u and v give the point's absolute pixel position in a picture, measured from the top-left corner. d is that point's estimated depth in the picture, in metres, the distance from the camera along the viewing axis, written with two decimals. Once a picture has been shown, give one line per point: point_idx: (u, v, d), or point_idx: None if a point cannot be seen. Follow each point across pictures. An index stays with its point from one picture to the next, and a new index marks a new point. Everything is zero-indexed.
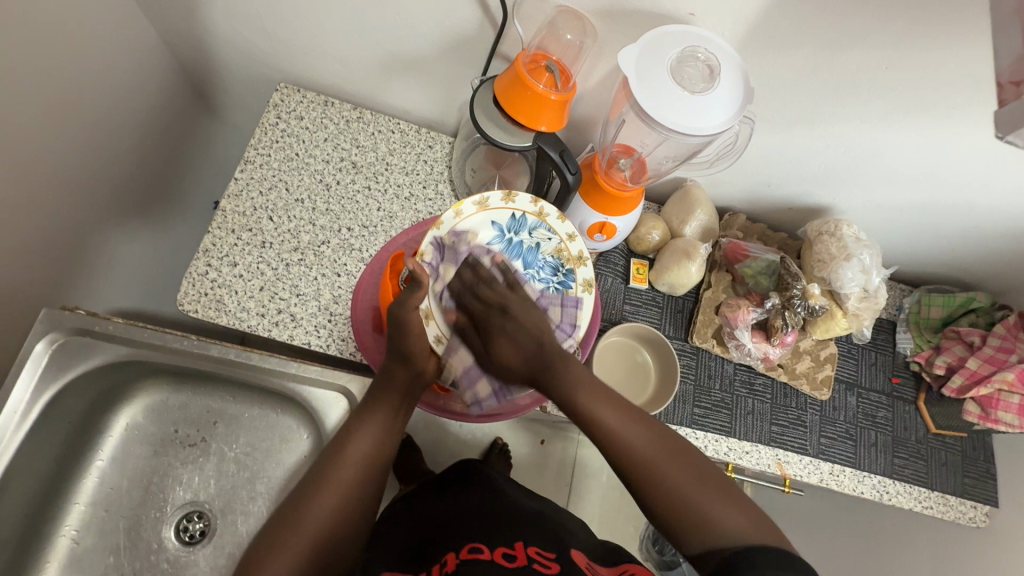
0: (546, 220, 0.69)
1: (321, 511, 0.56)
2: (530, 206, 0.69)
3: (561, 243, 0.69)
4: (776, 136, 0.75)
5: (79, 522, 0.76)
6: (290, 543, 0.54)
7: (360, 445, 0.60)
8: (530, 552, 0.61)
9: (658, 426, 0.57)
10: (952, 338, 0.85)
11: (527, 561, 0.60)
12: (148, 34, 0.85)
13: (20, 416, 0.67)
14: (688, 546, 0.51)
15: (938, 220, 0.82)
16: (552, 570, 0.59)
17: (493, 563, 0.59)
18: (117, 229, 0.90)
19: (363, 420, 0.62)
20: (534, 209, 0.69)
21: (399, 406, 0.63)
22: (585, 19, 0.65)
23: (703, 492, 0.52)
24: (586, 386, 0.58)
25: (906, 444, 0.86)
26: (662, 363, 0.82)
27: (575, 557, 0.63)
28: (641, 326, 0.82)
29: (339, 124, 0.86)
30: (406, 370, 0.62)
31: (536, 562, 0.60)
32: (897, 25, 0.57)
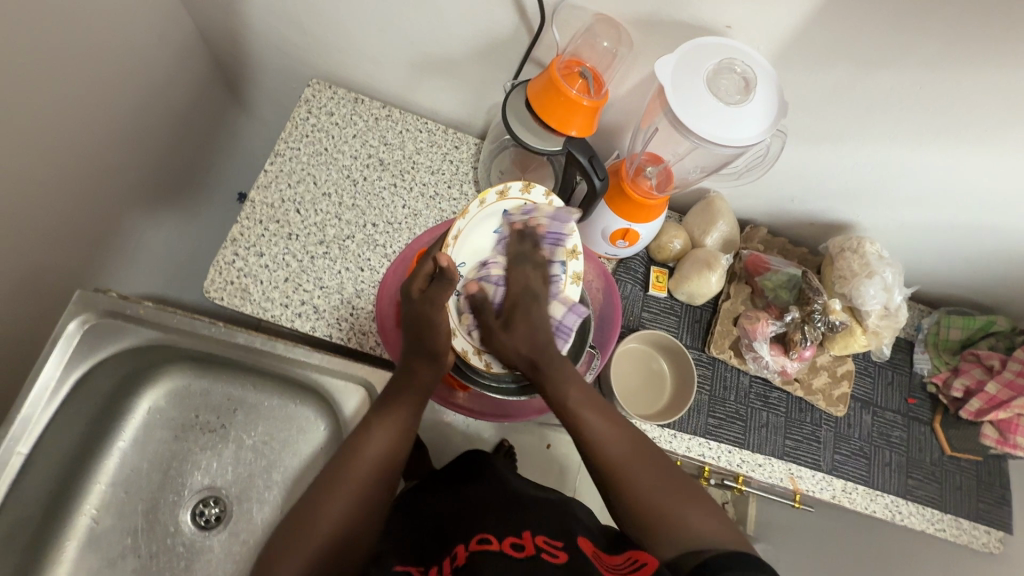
0: (553, 213, 0.67)
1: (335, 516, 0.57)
2: (542, 200, 0.67)
3: (559, 236, 0.68)
4: (804, 152, 0.75)
5: (99, 501, 0.77)
6: (306, 541, 0.56)
7: (379, 447, 0.61)
8: (538, 542, 0.61)
9: (634, 432, 0.60)
10: (971, 361, 0.85)
11: (534, 551, 0.59)
12: (186, 26, 0.87)
13: (50, 393, 0.68)
14: (659, 546, 0.53)
15: (960, 241, 0.82)
16: (560, 559, 0.58)
17: (502, 553, 0.59)
18: (146, 216, 0.92)
19: (382, 422, 0.63)
20: (545, 202, 0.67)
21: (416, 410, 0.64)
22: (622, 28, 0.66)
23: (684, 501, 0.55)
24: (576, 387, 0.60)
25: (920, 465, 0.85)
26: (678, 367, 0.82)
27: (582, 545, 0.62)
28: (654, 333, 0.83)
29: (368, 121, 0.88)
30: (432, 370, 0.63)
31: (544, 552, 0.59)
32: (933, 46, 0.57)
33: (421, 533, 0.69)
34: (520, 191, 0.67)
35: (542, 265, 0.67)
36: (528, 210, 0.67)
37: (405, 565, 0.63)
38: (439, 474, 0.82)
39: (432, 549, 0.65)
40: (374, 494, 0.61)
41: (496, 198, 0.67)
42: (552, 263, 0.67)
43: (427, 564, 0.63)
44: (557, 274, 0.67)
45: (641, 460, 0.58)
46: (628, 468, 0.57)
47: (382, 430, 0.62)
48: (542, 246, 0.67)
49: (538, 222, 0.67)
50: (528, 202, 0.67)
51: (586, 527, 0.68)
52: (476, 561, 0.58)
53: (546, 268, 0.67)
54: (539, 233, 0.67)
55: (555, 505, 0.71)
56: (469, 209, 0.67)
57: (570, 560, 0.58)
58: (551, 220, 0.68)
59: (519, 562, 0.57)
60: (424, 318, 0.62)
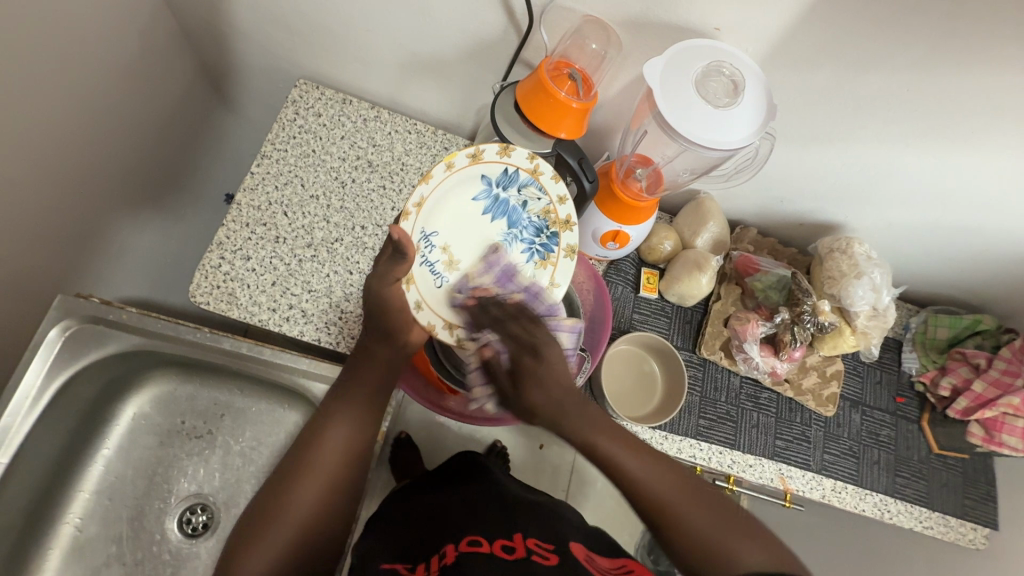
0: (539, 178, 0.64)
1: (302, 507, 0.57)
2: (525, 163, 0.64)
3: (549, 205, 0.65)
4: (793, 153, 0.75)
5: (83, 510, 0.76)
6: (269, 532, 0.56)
7: (338, 436, 0.61)
8: (530, 544, 0.61)
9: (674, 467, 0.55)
10: (958, 359, 0.86)
11: (526, 553, 0.59)
12: (169, 26, 0.85)
13: (31, 402, 0.67)
14: None
15: (948, 242, 0.82)
16: (551, 562, 0.58)
17: (492, 554, 0.58)
18: (129, 218, 0.90)
19: (342, 409, 0.62)
20: (528, 166, 0.64)
21: (374, 392, 0.64)
22: (610, 30, 0.65)
23: (729, 531, 0.50)
24: (605, 433, 0.55)
25: (908, 464, 0.86)
26: (656, 351, 0.84)
27: (574, 548, 0.62)
28: (627, 335, 0.84)
29: (357, 122, 0.87)
30: (387, 347, 0.64)
31: (535, 554, 0.59)
32: (920, 47, 0.57)
33: (412, 533, 0.68)
34: (497, 154, 0.64)
35: (527, 234, 0.65)
36: (508, 173, 0.65)
37: (392, 565, 0.62)
38: (429, 478, 0.82)
39: (420, 548, 0.64)
40: (343, 479, 0.60)
41: (469, 160, 0.64)
42: (541, 233, 0.65)
43: (414, 561, 0.62)
44: (548, 246, 0.64)
45: (680, 493, 0.52)
46: (669, 505, 0.51)
47: (341, 418, 0.61)
48: (529, 214, 0.65)
49: (524, 188, 0.65)
50: (507, 164, 0.64)
51: (576, 530, 0.68)
52: (466, 562, 0.57)
53: (535, 238, 0.65)
54: (527, 200, 0.65)
55: (547, 510, 0.71)
56: (436, 172, 0.63)
57: (561, 563, 0.58)
58: (536, 184, 0.64)
59: (510, 563, 0.57)
60: (376, 294, 0.61)
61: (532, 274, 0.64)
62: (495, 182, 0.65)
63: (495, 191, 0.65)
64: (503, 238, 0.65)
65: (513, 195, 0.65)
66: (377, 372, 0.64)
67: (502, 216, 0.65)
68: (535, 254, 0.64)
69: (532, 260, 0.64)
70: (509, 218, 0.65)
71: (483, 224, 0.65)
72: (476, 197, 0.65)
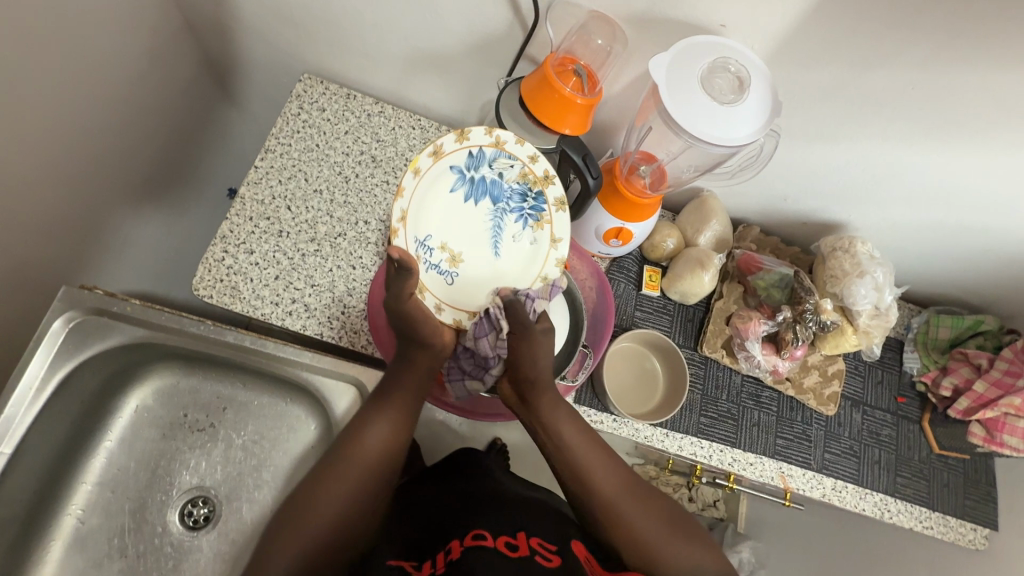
0: (504, 147, 0.64)
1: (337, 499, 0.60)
2: (485, 138, 0.64)
3: (524, 167, 0.64)
4: (797, 151, 0.75)
5: (86, 502, 0.76)
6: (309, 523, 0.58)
7: (378, 436, 0.63)
8: (533, 543, 0.61)
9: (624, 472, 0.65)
10: (958, 360, 0.86)
11: (528, 552, 0.59)
12: (174, 20, 0.86)
13: (34, 394, 0.67)
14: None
15: (952, 242, 0.82)
16: (553, 564, 0.58)
17: (496, 550, 0.59)
18: (132, 211, 0.90)
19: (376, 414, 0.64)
20: (490, 140, 0.64)
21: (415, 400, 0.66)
22: (616, 26, 0.65)
23: (677, 537, 0.61)
24: (570, 430, 0.65)
25: (908, 463, 0.86)
26: (653, 345, 0.84)
27: (575, 548, 0.63)
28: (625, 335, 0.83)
29: (361, 117, 0.87)
30: (428, 356, 0.65)
31: (538, 554, 0.59)
32: (927, 44, 0.57)
33: (415, 529, 0.68)
34: (456, 140, 0.64)
35: (515, 203, 0.66)
36: (474, 155, 0.65)
37: (397, 561, 0.62)
38: (429, 473, 0.82)
39: (424, 544, 0.64)
40: (374, 481, 0.63)
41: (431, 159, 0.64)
42: (527, 197, 0.65)
43: (419, 557, 0.62)
44: (537, 208, 0.65)
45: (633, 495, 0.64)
46: (622, 507, 0.62)
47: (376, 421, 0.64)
48: (509, 184, 0.65)
49: (494, 162, 0.65)
50: (469, 147, 0.64)
51: (579, 531, 0.69)
52: (472, 559, 0.57)
53: (523, 204, 0.65)
54: (501, 171, 0.65)
55: (549, 508, 0.71)
56: (405, 184, 0.64)
57: (563, 564, 0.58)
58: (505, 154, 0.64)
59: (514, 561, 0.57)
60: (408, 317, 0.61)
61: (533, 238, 0.66)
62: (465, 168, 0.65)
63: (467, 176, 0.65)
64: (492, 218, 0.66)
65: (485, 172, 0.65)
66: (417, 380, 0.66)
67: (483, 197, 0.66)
68: (529, 219, 0.65)
69: (527, 225, 0.65)
70: (490, 195, 0.66)
71: (466, 209, 0.66)
72: (452, 189, 0.66)
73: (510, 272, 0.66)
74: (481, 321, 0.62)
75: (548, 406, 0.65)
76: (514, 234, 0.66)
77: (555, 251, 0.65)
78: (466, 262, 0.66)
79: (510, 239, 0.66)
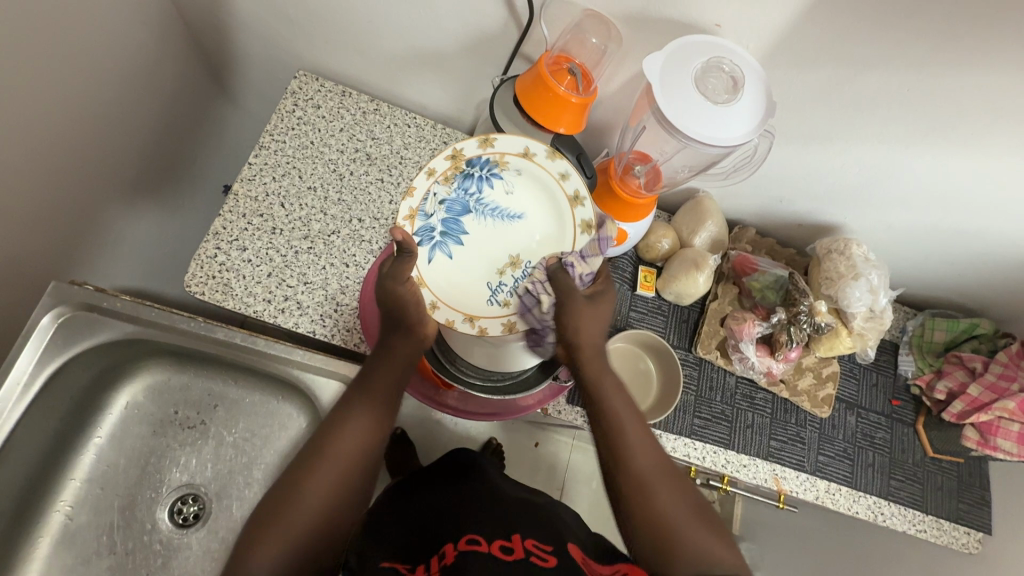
0: (415, 199, 0.61)
1: (316, 496, 0.55)
2: (405, 220, 0.60)
3: (435, 175, 0.62)
4: (793, 152, 0.75)
5: (74, 498, 0.75)
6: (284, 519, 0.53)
7: (356, 435, 0.58)
8: (528, 545, 0.61)
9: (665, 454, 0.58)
10: (954, 363, 0.86)
11: (524, 554, 0.59)
12: (169, 15, 0.85)
13: (22, 389, 0.67)
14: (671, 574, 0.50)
15: (948, 245, 0.82)
16: (549, 564, 0.58)
17: (491, 554, 0.58)
18: (125, 207, 0.90)
19: (356, 406, 0.60)
20: (406, 215, 0.61)
21: (393, 397, 0.62)
22: (611, 25, 0.65)
23: (703, 524, 0.53)
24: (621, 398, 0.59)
25: (902, 467, 0.86)
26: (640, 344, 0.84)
27: (571, 550, 0.63)
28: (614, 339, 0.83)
29: (356, 114, 0.86)
30: (408, 343, 0.62)
31: (533, 555, 0.59)
32: (921, 46, 0.57)
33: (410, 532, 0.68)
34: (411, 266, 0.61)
35: (471, 185, 0.63)
36: (418, 229, 0.61)
37: (392, 564, 0.62)
38: (421, 474, 0.82)
39: (418, 547, 0.64)
40: (358, 476, 0.58)
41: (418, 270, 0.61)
42: (472, 173, 0.63)
43: (414, 561, 0.62)
44: (481, 163, 0.63)
45: (666, 476, 0.56)
46: (652, 484, 0.54)
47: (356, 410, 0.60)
48: (450, 193, 0.62)
49: (427, 211, 0.62)
50: (411, 231, 0.61)
51: (575, 535, 0.69)
52: (466, 562, 0.56)
53: (476, 177, 0.63)
54: (439, 201, 0.62)
55: (544, 512, 0.71)
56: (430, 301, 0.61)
57: (558, 565, 0.58)
58: (423, 198, 0.61)
59: (510, 563, 0.57)
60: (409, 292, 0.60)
61: (512, 173, 0.64)
62: (426, 236, 0.62)
63: (434, 237, 0.62)
64: (484, 212, 0.63)
65: (432, 219, 0.62)
66: (395, 373, 0.62)
67: (461, 223, 0.62)
68: (490, 171, 0.64)
69: (496, 175, 0.64)
70: (457, 210, 0.63)
71: (481, 237, 0.63)
72: (446, 251, 0.62)
73: (549, 206, 0.64)
74: (525, 295, 0.61)
75: (602, 372, 0.59)
76: (507, 190, 0.64)
77: (541, 156, 0.63)
78: (523, 256, 0.63)
79: (504, 195, 0.64)
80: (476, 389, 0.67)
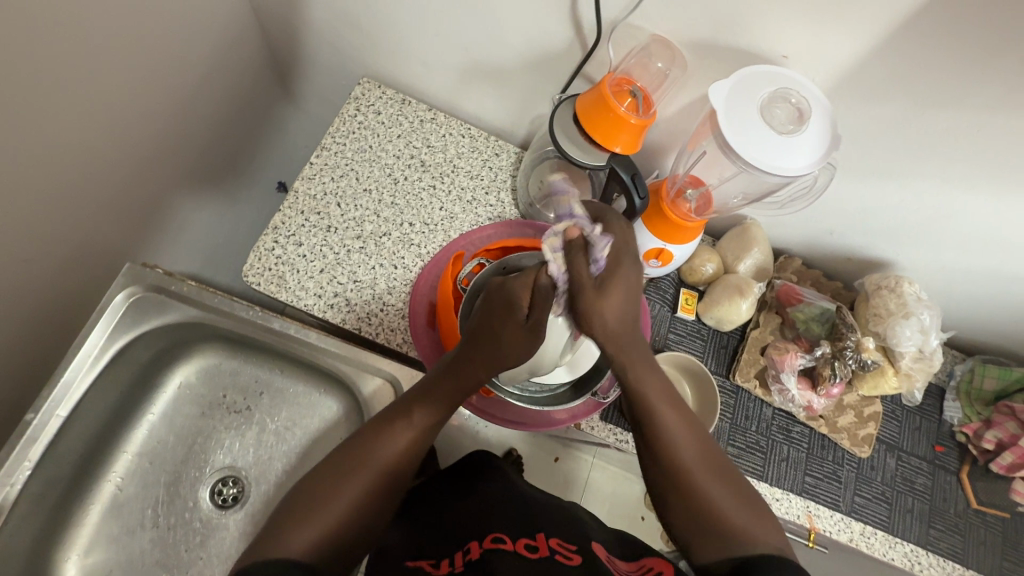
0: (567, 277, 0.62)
1: (349, 495, 0.55)
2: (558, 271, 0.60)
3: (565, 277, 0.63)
4: (849, 187, 0.75)
5: (125, 470, 0.79)
6: (316, 513, 0.54)
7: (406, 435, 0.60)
8: (553, 544, 0.61)
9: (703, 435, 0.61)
10: (1005, 414, 0.83)
11: (549, 552, 0.59)
12: (248, 20, 0.90)
13: (92, 360, 0.71)
14: (704, 557, 0.53)
15: (1005, 290, 0.80)
16: (574, 561, 0.58)
17: (515, 552, 0.59)
18: (190, 195, 0.95)
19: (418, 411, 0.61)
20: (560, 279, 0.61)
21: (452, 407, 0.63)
22: (676, 50, 0.66)
23: (740, 507, 0.55)
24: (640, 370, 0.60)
25: (943, 516, 0.83)
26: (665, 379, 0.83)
27: (596, 550, 0.62)
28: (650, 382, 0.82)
29: (414, 122, 0.90)
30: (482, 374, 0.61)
31: (558, 554, 0.59)
32: (995, 88, 0.56)
33: (436, 523, 0.69)
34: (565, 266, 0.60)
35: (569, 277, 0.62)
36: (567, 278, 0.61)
37: (416, 563, 0.63)
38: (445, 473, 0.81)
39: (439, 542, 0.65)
40: (395, 478, 0.59)
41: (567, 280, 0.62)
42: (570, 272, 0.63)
43: (437, 556, 0.62)
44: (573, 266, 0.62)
45: (700, 459, 0.58)
46: (687, 468, 0.57)
47: (419, 411, 0.61)
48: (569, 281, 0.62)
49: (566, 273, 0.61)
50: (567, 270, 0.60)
51: (601, 537, 0.68)
52: (489, 558, 0.58)
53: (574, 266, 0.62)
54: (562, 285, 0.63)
55: (564, 511, 0.71)
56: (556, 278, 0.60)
57: (584, 563, 0.58)
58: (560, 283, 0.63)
59: (532, 562, 0.57)
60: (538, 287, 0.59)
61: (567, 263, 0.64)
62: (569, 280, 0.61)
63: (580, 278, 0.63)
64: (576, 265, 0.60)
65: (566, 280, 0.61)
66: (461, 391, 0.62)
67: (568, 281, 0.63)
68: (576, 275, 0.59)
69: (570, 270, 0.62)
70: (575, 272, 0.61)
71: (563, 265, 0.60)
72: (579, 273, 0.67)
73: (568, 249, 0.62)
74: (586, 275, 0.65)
75: (642, 368, 0.60)
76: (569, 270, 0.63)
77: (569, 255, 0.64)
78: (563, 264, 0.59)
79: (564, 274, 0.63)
80: (535, 403, 0.71)
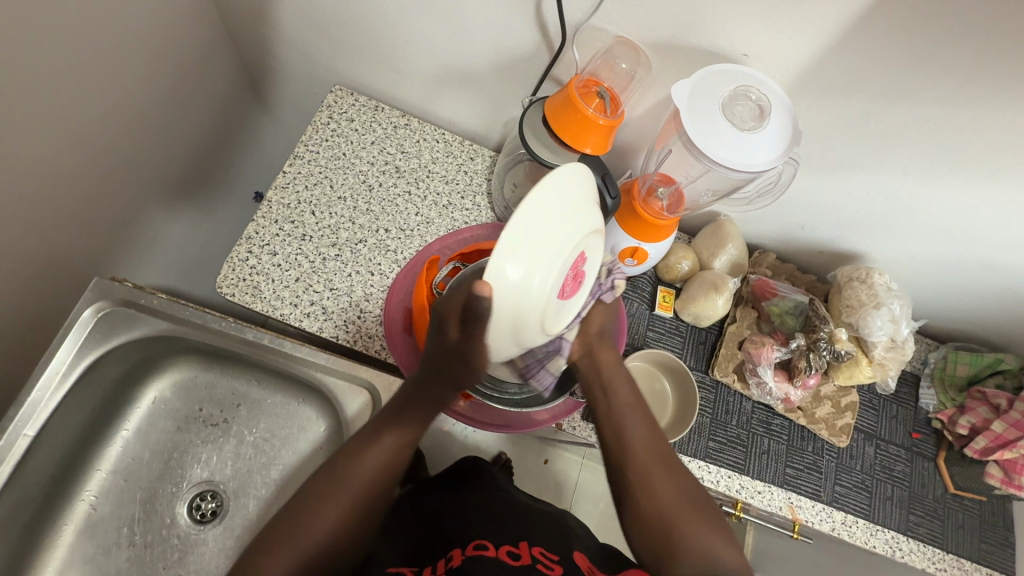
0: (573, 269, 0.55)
1: (324, 522, 0.56)
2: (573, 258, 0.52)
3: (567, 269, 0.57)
4: (816, 182, 0.76)
5: (99, 488, 0.78)
6: (291, 543, 0.55)
7: (379, 455, 0.59)
8: (535, 552, 0.62)
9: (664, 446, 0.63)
10: (977, 399, 0.85)
11: (530, 561, 0.60)
12: (216, 30, 0.90)
13: (60, 378, 0.70)
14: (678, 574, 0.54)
15: (971, 277, 0.82)
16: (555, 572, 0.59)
17: (499, 560, 0.59)
18: (162, 207, 0.94)
19: (387, 433, 0.60)
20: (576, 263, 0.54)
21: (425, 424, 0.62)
22: (641, 52, 0.67)
23: (700, 521, 0.57)
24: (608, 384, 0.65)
25: (922, 502, 0.84)
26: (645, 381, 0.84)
27: (578, 559, 0.64)
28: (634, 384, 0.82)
29: (387, 128, 0.90)
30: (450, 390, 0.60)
31: (540, 562, 0.60)
32: (948, 80, 0.58)
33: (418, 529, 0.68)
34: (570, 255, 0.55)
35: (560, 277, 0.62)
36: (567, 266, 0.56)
37: (397, 569, 0.61)
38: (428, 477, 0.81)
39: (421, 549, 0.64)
40: (371, 497, 0.58)
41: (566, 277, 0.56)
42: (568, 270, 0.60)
43: (419, 564, 0.62)
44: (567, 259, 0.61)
45: (659, 465, 0.60)
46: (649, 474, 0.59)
47: (389, 432, 0.60)
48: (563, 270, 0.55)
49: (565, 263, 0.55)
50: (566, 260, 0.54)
51: (585, 543, 0.69)
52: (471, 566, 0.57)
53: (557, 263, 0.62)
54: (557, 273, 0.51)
55: (549, 517, 0.72)
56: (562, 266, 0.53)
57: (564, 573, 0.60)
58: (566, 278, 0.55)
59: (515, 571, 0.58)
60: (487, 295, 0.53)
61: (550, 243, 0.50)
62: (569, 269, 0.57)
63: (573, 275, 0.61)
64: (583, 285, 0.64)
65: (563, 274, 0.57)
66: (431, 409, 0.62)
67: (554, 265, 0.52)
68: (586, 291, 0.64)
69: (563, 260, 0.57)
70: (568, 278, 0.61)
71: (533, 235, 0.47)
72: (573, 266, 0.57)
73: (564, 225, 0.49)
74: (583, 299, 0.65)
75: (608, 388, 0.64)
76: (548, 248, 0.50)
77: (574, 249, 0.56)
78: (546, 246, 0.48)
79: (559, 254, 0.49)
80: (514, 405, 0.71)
